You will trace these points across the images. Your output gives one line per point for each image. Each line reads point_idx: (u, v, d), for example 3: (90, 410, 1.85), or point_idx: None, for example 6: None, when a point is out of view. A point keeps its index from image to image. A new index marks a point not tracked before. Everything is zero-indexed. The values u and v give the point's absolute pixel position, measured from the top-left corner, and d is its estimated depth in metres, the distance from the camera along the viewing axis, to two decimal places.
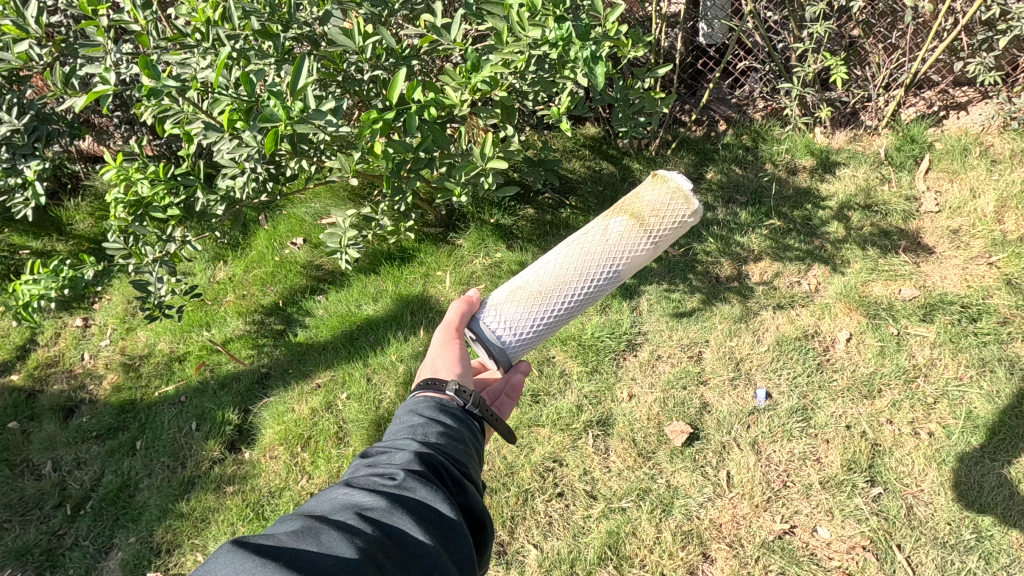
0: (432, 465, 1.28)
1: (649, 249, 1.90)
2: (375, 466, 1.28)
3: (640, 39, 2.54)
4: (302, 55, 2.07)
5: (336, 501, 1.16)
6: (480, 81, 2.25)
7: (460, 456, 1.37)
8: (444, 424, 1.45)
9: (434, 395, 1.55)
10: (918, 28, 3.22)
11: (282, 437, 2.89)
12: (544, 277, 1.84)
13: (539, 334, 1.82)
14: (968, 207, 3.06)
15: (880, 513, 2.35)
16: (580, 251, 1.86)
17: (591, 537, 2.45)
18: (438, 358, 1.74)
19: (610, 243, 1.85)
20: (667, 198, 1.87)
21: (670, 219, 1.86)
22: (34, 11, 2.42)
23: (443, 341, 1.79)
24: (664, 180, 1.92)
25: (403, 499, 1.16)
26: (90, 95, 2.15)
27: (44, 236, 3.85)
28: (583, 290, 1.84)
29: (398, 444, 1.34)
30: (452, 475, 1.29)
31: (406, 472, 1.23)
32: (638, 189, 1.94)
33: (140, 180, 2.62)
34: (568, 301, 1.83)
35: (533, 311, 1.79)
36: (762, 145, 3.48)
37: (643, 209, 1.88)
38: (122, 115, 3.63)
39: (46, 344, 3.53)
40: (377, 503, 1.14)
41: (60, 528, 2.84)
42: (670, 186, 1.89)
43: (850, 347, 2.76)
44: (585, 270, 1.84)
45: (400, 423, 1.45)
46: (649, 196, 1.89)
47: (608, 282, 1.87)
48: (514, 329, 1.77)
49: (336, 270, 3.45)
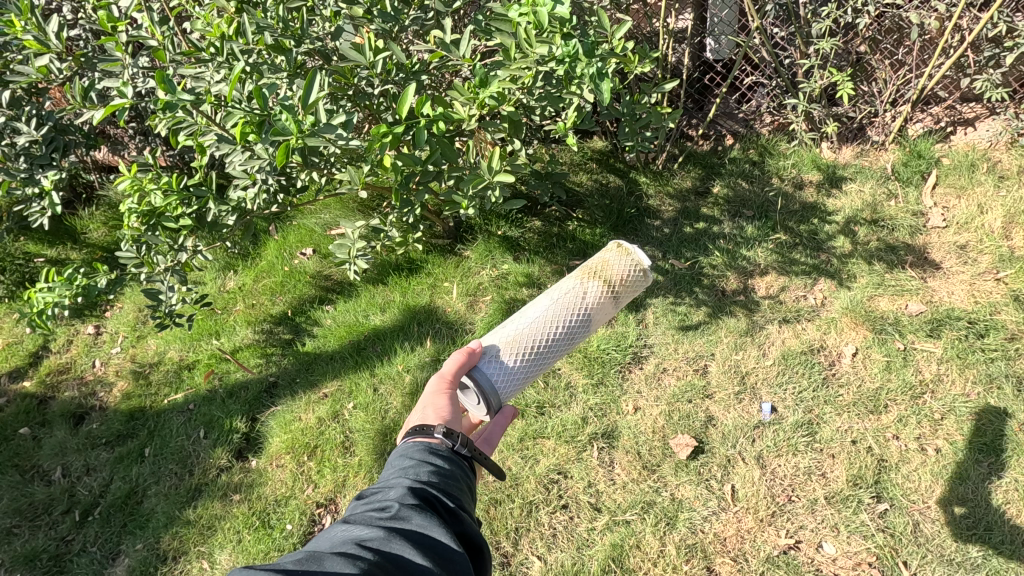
0: (426, 496, 1.33)
1: (616, 307, 2.03)
2: (371, 501, 1.33)
3: (647, 55, 2.56)
4: (314, 71, 2.13)
5: (336, 538, 1.22)
6: (488, 96, 2.29)
7: (455, 485, 1.42)
8: (437, 463, 1.46)
9: (423, 439, 1.54)
10: (924, 45, 3.24)
11: (289, 446, 2.91)
12: (529, 327, 1.91)
13: (523, 381, 1.89)
14: (975, 222, 3.06)
15: (886, 529, 2.34)
16: (560, 306, 1.96)
17: (595, 550, 2.45)
18: (425, 407, 1.71)
19: (587, 299, 1.97)
20: (637, 263, 2.00)
21: (633, 288, 2.02)
22: (55, 27, 2.49)
23: (433, 392, 1.75)
24: (630, 249, 2.04)
25: (399, 529, 1.23)
26: (108, 108, 2.21)
27: (59, 244, 3.92)
28: (563, 341, 1.94)
29: (392, 479, 1.39)
30: (445, 504, 1.34)
31: (401, 503, 1.29)
32: (609, 251, 2.05)
33: (154, 190, 2.66)
34: (550, 352, 1.92)
35: (521, 360, 1.87)
36: (769, 160, 3.50)
37: (615, 271, 1.99)
38: (137, 126, 3.70)
39: (59, 351, 3.58)
40: (374, 535, 1.20)
41: (69, 533, 2.87)
42: (637, 253, 2.02)
43: (856, 362, 2.76)
44: (565, 323, 1.94)
45: (394, 466, 1.47)
46: (621, 260, 2.01)
47: (580, 337, 1.99)
48: (503, 377, 1.83)
49: (344, 280, 3.48)
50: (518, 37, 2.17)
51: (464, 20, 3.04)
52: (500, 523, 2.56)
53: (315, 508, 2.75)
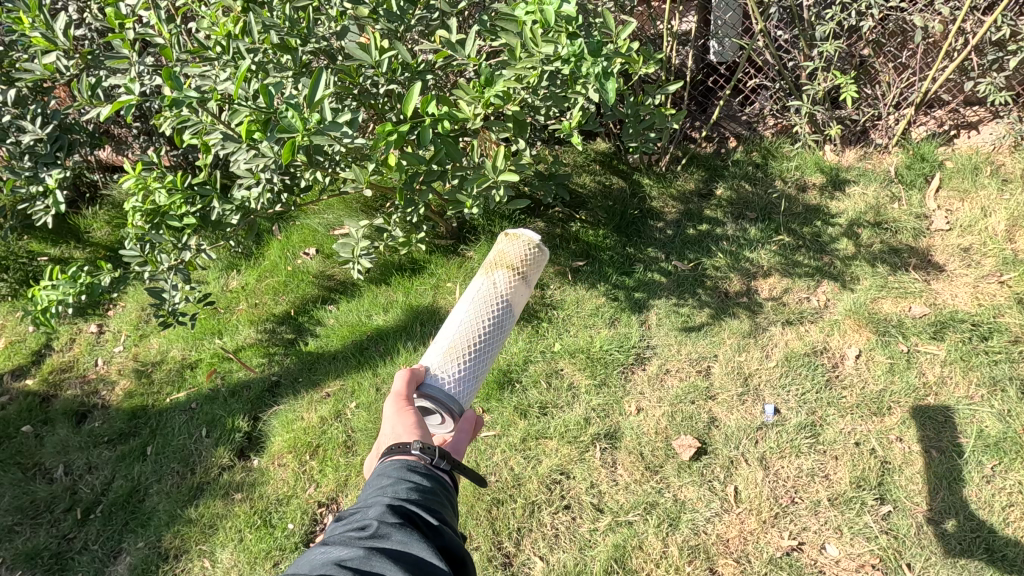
0: (405, 512, 1.32)
1: (529, 286, 2.17)
2: (350, 521, 1.32)
3: (651, 56, 2.56)
4: (320, 69, 2.14)
5: (315, 561, 1.21)
6: (493, 95, 2.30)
7: (435, 498, 1.41)
8: (416, 479, 1.44)
9: (400, 457, 1.50)
10: (927, 48, 3.25)
11: (291, 445, 2.91)
12: (461, 331, 1.99)
13: (473, 381, 1.96)
14: (979, 225, 3.06)
15: (889, 531, 2.33)
16: (479, 304, 2.05)
17: (597, 551, 2.45)
18: (393, 426, 1.66)
19: (500, 288, 2.08)
20: (529, 241, 2.15)
21: (536, 262, 2.15)
22: (62, 24, 2.50)
23: (396, 411, 1.70)
24: (517, 233, 2.17)
25: (379, 547, 1.22)
26: (115, 105, 2.22)
27: (62, 243, 3.93)
28: (495, 332, 2.03)
29: (372, 497, 1.38)
30: (426, 519, 1.33)
31: (380, 521, 1.28)
32: (501, 241, 2.18)
33: (159, 189, 2.66)
34: (489, 347, 2.01)
35: (468, 362, 1.94)
36: (772, 162, 3.50)
37: (514, 253, 2.13)
38: (142, 126, 3.72)
39: (62, 349, 3.58)
40: (353, 556, 1.20)
41: (70, 531, 2.87)
42: (525, 233, 2.16)
43: (859, 364, 2.76)
44: (489, 316, 2.03)
45: (372, 485, 1.44)
46: (517, 242, 2.15)
47: (508, 322, 2.09)
48: (457, 384, 1.90)
49: (347, 280, 3.48)
50: (524, 37, 2.19)
51: (469, 21, 3.05)
52: (501, 523, 2.56)
53: (317, 507, 2.75)
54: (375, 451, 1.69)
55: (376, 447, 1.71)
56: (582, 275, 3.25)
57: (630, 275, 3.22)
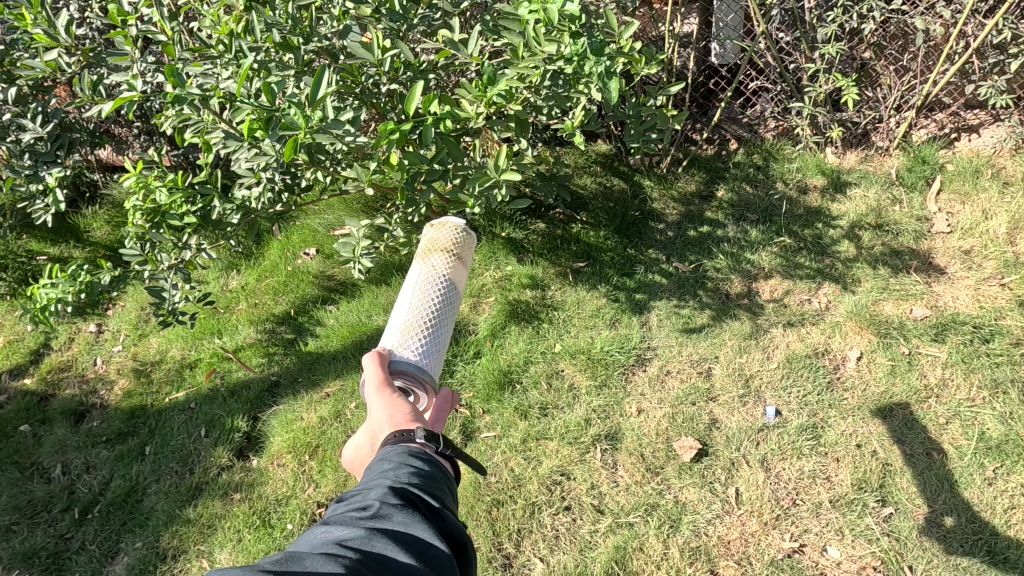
0: (407, 495, 1.32)
1: (463, 265, 2.32)
2: (351, 502, 1.33)
3: (653, 57, 2.55)
4: (323, 67, 2.13)
5: (316, 540, 1.21)
6: (496, 94, 2.29)
7: (436, 484, 1.41)
8: (417, 464, 1.44)
9: (403, 443, 1.51)
10: (929, 51, 3.27)
11: (290, 445, 2.90)
12: (410, 316, 2.09)
13: (436, 350, 2.07)
14: (980, 228, 3.05)
15: (891, 534, 2.33)
16: (422, 284, 2.19)
17: (597, 552, 2.44)
18: (389, 412, 1.66)
19: (441, 272, 2.23)
20: (459, 226, 2.33)
21: (465, 242, 2.34)
22: (64, 21, 2.52)
23: (382, 398, 1.71)
24: (442, 221, 2.35)
25: (381, 527, 1.22)
26: (117, 102, 2.22)
27: (62, 242, 3.92)
28: (446, 312, 2.17)
29: (374, 479, 1.38)
30: (428, 503, 1.33)
31: (382, 502, 1.28)
32: (430, 230, 2.34)
33: (160, 188, 2.65)
34: (443, 327, 2.13)
35: (432, 342, 2.05)
36: (773, 164, 3.50)
37: (451, 240, 2.29)
38: (142, 125, 3.72)
39: (60, 349, 3.57)
40: (355, 534, 1.20)
41: (67, 531, 2.86)
42: (449, 220, 2.35)
43: (860, 366, 2.75)
44: (436, 300, 2.16)
45: (373, 469, 1.44)
46: (447, 231, 2.31)
47: (452, 292, 2.24)
48: (425, 359, 2.00)
49: (348, 280, 3.47)
50: (527, 36, 2.19)
51: (471, 22, 3.05)
52: (502, 524, 2.55)
53: (316, 508, 2.73)
54: (367, 434, 1.67)
55: (367, 430, 1.68)
56: (583, 276, 3.24)
57: (631, 276, 3.22)
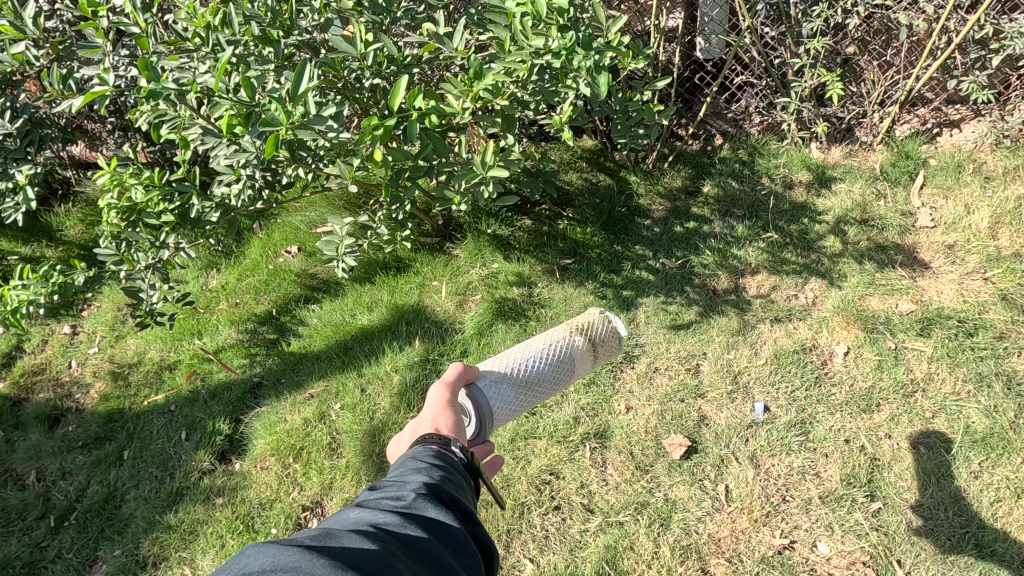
0: (441, 492, 1.30)
1: (591, 360, 2.20)
2: (384, 490, 1.30)
3: (641, 51, 2.51)
4: (304, 61, 2.04)
5: (349, 521, 1.19)
6: (482, 89, 2.26)
7: (465, 490, 1.39)
8: (449, 466, 1.40)
9: (437, 446, 1.46)
10: (912, 47, 3.23)
11: (274, 448, 2.83)
12: (514, 360, 2.06)
13: (516, 401, 1.98)
14: (963, 222, 3.07)
15: (880, 528, 2.34)
16: (544, 342, 2.15)
17: (588, 552, 2.42)
18: (434, 419, 1.59)
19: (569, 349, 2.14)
20: (604, 313, 2.27)
21: (605, 344, 2.22)
22: (32, 13, 2.42)
23: (439, 403, 1.65)
24: (607, 317, 2.27)
25: (415, 516, 1.20)
26: (87, 96, 2.13)
27: (34, 241, 3.80)
28: (546, 388, 2.07)
29: (408, 470, 1.35)
30: (460, 504, 1.31)
31: (416, 493, 1.26)
32: (592, 315, 2.28)
33: (135, 185, 2.58)
34: (533, 394, 2.04)
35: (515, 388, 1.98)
36: (759, 160, 3.50)
37: (596, 330, 2.21)
38: (116, 121, 3.61)
39: (34, 351, 3.47)
40: (388, 520, 1.18)
41: (43, 540, 2.78)
42: (612, 320, 2.27)
43: (847, 361, 2.76)
44: (547, 366, 2.08)
45: (405, 462, 1.41)
46: (600, 323, 2.24)
47: (560, 367, 2.11)
48: (500, 401, 1.93)
49: (331, 279, 3.41)
50: (513, 29, 2.17)
51: (455, 15, 3.00)
52: (491, 525, 2.52)
53: (302, 511, 2.68)
54: (408, 432, 1.60)
55: (411, 430, 1.60)
56: (570, 273, 3.22)
57: (618, 273, 3.20)
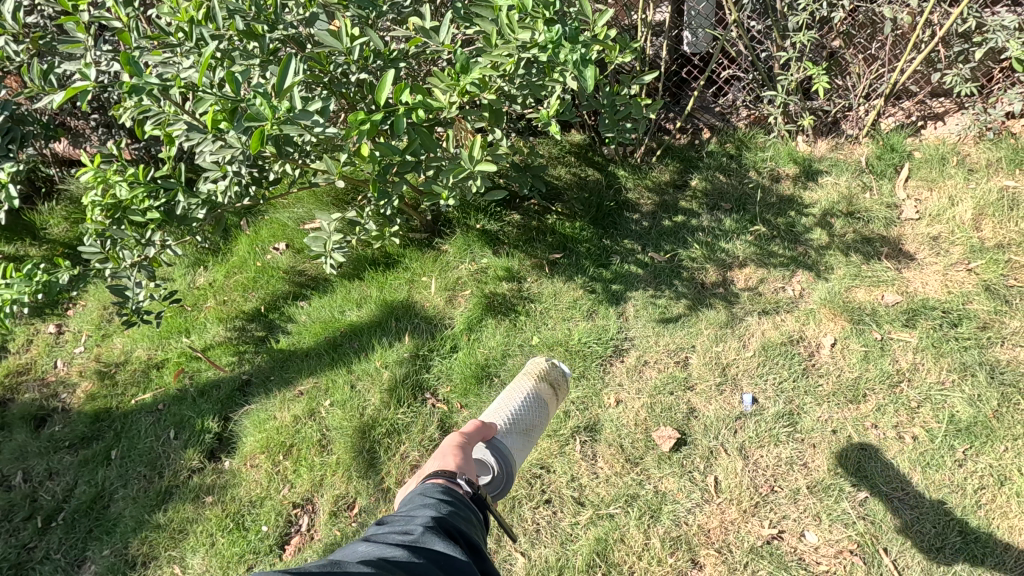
0: (447, 527, 1.35)
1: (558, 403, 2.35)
2: (393, 525, 1.36)
3: (628, 45, 2.49)
4: (289, 55, 2.04)
5: (359, 553, 1.24)
6: (469, 83, 2.24)
7: (472, 525, 1.44)
8: (455, 502, 1.45)
9: (444, 481, 1.53)
10: (896, 40, 3.26)
11: (264, 445, 2.82)
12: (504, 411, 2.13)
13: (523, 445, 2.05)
14: (947, 214, 3.11)
15: (867, 517, 2.37)
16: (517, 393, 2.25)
17: (579, 544, 2.44)
18: (440, 454, 1.68)
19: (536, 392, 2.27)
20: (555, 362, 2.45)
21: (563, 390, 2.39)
22: (11, 7, 2.39)
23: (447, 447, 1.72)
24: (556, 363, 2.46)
25: (422, 549, 1.25)
26: (68, 92, 2.08)
27: (17, 241, 3.75)
28: (537, 430, 2.15)
29: (417, 506, 1.41)
30: (467, 539, 1.35)
31: (424, 527, 1.32)
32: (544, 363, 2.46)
33: (119, 183, 2.51)
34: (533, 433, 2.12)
35: (518, 436, 2.04)
36: (746, 154, 3.51)
37: (550, 376, 2.38)
38: (100, 117, 3.58)
39: (19, 351, 3.43)
40: (396, 553, 1.23)
41: (30, 541, 2.76)
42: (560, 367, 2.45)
43: (834, 352, 2.78)
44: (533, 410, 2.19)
45: (414, 499, 1.47)
46: (551, 369, 2.41)
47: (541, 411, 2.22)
48: (510, 446, 1.98)
49: (320, 275, 3.38)
50: (499, 23, 2.17)
51: (442, 9, 2.99)
52: None
53: (292, 508, 2.68)
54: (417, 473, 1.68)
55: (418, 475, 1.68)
56: (559, 268, 3.22)
57: (607, 267, 3.21)
